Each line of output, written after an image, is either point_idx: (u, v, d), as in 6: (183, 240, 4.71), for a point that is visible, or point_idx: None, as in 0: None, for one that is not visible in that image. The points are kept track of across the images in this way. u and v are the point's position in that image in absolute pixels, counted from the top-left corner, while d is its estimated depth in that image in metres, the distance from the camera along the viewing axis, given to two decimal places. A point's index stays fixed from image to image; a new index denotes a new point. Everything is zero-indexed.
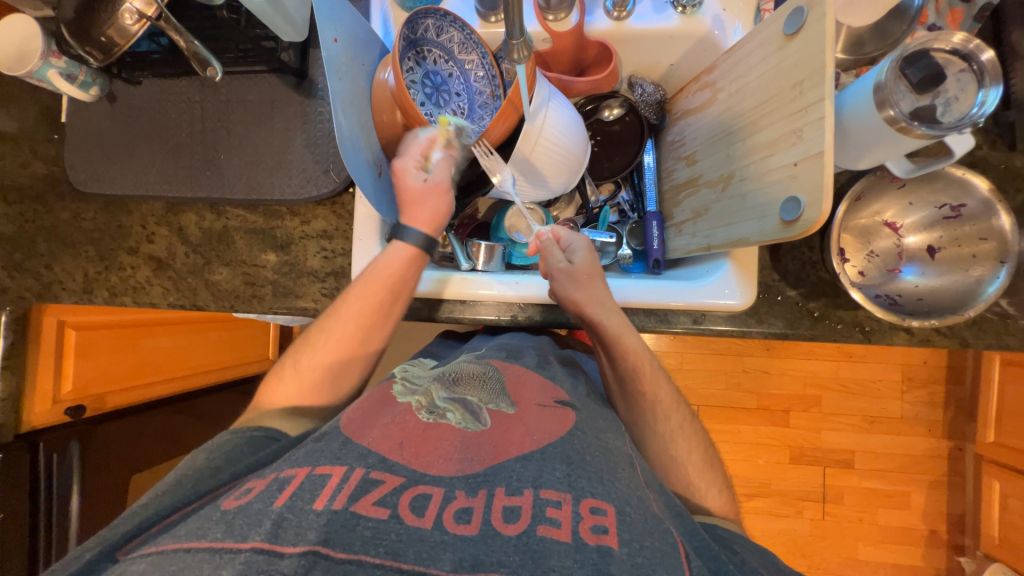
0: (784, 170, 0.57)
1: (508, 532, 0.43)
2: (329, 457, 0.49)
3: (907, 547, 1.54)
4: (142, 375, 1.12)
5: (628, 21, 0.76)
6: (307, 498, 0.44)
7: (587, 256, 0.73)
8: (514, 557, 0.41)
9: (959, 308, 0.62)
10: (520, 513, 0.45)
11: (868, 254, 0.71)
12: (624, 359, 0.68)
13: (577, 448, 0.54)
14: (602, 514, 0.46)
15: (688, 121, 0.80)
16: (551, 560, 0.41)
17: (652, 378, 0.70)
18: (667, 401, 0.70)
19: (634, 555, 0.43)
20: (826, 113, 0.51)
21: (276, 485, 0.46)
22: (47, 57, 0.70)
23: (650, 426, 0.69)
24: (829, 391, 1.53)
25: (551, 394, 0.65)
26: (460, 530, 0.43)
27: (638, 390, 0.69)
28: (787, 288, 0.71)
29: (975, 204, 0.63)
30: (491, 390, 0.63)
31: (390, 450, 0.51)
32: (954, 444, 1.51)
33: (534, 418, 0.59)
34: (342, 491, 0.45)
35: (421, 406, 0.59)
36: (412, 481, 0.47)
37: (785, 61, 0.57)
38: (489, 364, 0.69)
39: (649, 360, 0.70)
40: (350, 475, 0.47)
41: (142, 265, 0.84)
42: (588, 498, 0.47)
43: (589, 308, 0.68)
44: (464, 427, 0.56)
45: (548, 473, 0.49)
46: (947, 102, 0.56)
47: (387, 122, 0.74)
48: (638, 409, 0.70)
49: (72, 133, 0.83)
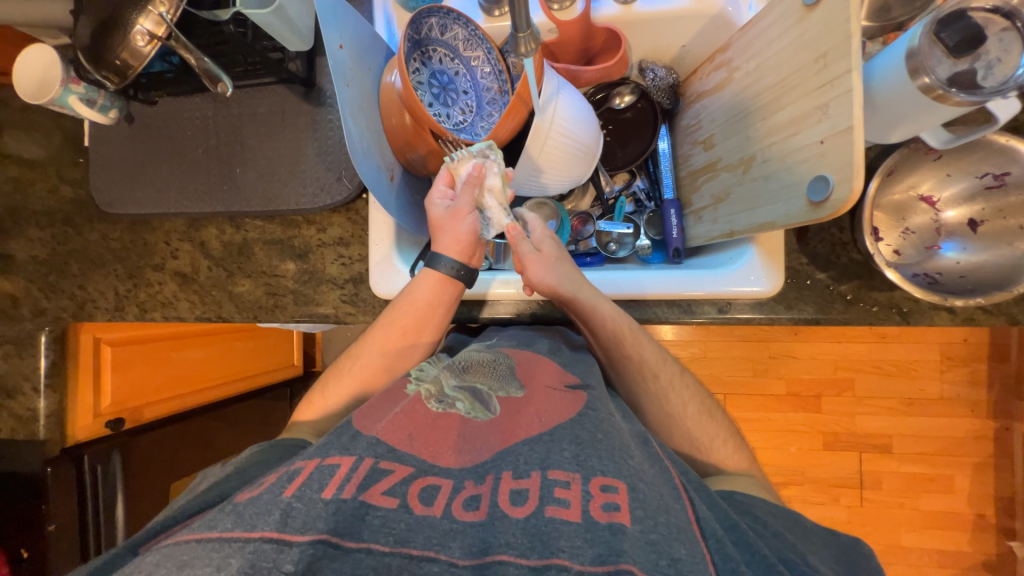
0: (810, 149, 0.54)
1: (516, 514, 0.46)
2: (337, 449, 0.52)
3: (953, 532, 1.48)
4: (176, 385, 1.17)
5: (635, 4, 0.74)
6: (316, 488, 0.46)
7: (546, 235, 0.74)
8: (522, 540, 0.43)
9: (1004, 283, 0.59)
10: (527, 496, 0.47)
11: (902, 232, 0.67)
12: (603, 327, 0.67)
13: (585, 428, 0.55)
14: (613, 491, 0.47)
15: (703, 104, 0.77)
16: (559, 541, 0.43)
17: (634, 339, 0.68)
18: (653, 359, 0.69)
19: (648, 532, 0.44)
20: (854, 85, 0.49)
21: (286, 476, 0.49)
22: (67, 84, 0.72)
23: (643, 385, 0.69)
24: (863, 374, 1.47)
25: (561, 377, 0.65)
26: (468, 517, 0.46)
27: (622, 354, 0.68)
28: (816, 271, 0.69)
29: (1020, 172, 0.59)
30: (501, 376, 0.64)
31: (399, 440, 0.53)
32: (1001, 424, 1.44)
33: (546, 402, 0.59)
34: (350, 481, 0.47)
35: (431, 394, 0.60)
36: (420, 472, 0.50)
37: (806, 33, 0.55)
38: (499, 351, 0.69)
39: (627, 322, 0.69)
40: (358, 465, 0.49)
41: (169, 281, 0.86)
42: (597, 477, 0.49)
43: (565, 287, 0.68)
44: (476, 417, 0.58)
45: (556, 454, 0.51)
46: (988, 65, 0.52)
47: (396, 125, 0.74)
48: (629, 373, 0.69)
49: (95, 156, 0.85)
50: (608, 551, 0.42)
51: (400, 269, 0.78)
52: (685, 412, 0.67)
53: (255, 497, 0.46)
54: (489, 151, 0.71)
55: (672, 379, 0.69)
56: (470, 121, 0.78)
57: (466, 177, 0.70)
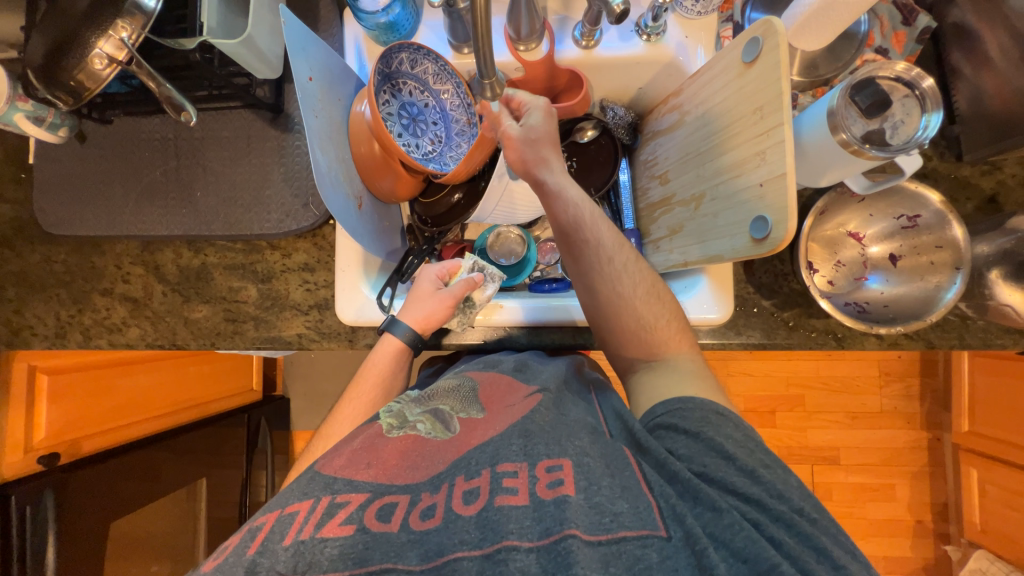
0: (751, 191, 0.60)
1: (468, 513, 0.46)
2: (298, 494, 0.49)
3: (896, 538, 1.58)
4: (122, 417, 1.08)
5: (596, 49, 0.79)
6: (278, 538, 0.45)
7: (542, 118, 0.67)
8: (474, 534, 0.45)
9: (920, 313, 0.67)
10: (478, 493, 0.48)
11: (835, 264, 0.75)
12: (563, 209, 0.67)
13: (537, 421, 0.56)
14: (557, 469, 0.49)
15: (658, 142, 0.83)
16: (508, 525, 0.45)
17: (592, 220, 0.67)
18: (609, 242, 0.67)
19: (592, 497, 0.47)
20: (786, 137, 0.54)
21: (249, 535, 0.46)
22: (13, 101, 0.68)
23: (598, 271, 0.67)
24: (812, 390, 1.56)
25: (521, 388, 0.63)
26: (425, 525, 0.46)
27: (580, 238, 0.67)
28: (761, 299, 0.74)
29: (930, 215, 0.67)
30: (465, 398, 0.62)
31: (357, 471, 0.51)
32: (933, 435, 1.56)
33: (501, 416, 0.58)
34: (309, 521, 0.46)
35: (392, 424, 0.57)
36: (377, 494, 0.49)
37: (746, 87, 0.60)
38: (464, 375, 0.68)
39: (590, 206, 0.67)
40: (316, 506, 0.47)
41: (118, 306, 0.82)
42: (543, 461, 0.51)
43: (533, 171, 0.67)
44: (433, 437, 0.56)
45: (505, 449, 0.52)
46: (895, 125, 0.61)
47: (365, 153, 0.74)
48: (585, 257, 0.67)
49: (39, 175, 0.81)
50: (552, 522, 0.45)
51: (368, 296, 0.78)
52: (635, 299, 0.66)
53: (220, 563, 0.44)
54: (485, 264, 0.80)
55: (629, 264, 0.67)
56: (439, 151, 0.82)
57: (464, 278, 0.76)
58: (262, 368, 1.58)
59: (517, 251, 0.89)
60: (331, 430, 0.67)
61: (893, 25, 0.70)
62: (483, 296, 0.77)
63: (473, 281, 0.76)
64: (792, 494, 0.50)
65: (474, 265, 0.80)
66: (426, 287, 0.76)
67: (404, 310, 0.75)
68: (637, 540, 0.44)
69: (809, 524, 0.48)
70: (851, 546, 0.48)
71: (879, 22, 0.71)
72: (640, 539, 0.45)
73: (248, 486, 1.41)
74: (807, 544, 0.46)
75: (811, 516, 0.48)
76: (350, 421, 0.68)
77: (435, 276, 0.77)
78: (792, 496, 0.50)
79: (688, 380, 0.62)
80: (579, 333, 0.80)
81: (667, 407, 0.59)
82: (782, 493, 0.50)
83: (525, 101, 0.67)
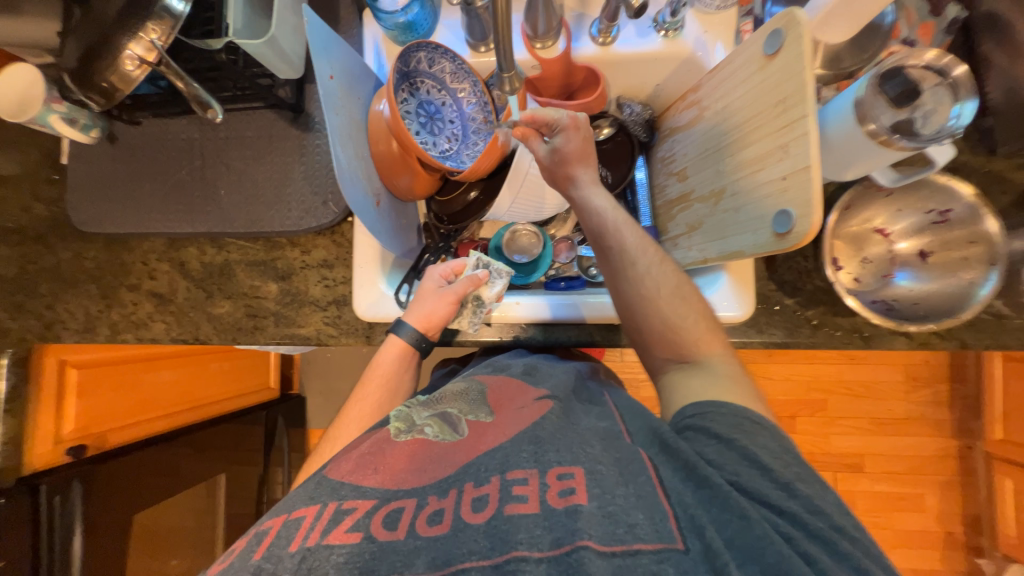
0: (773, 184, 0.58)
1: (477, 520, 0.46)
2: (305, 499, 0.49)
3: (924, 549, 1.53)
4: (144, 410, 1.10)
5: (613, 46, 0.78)
6: (283, 544, 0.45)
7: (568, 137, 0.67)
8: (483, 543, 0.43)
9: (952, 311, 0.65)
10: (487, 501, 0.47)
11: (862, 261, 0.73)
12: (588, 221, 0.68)
13: (545, 428, 0.55)
14: (569, 477, 0.48)
15: (676, 138, 0.82)
16: (517, 534, 0.44)
17: (616, 230, 0.67)
18: (637, 247, 0.66)
19: (605, 505, 0.46)
20: (810, 129, 0.53)
21: (255, 540, 0.46)
22: (48, 103, 0.71)
23: (625, 274, 0.66)
24: (834, 395, 1.52)
25: (531, 392, 0.63)
26: (433, 532, 0.45)
27: (606, 245, 0.67)
28: (784, 297, 0.73)
29: (962, 209, 0.65)
30: (472, 401, 0.63)
31: (365, 477, 0.50)
32: (964, 443, 1.50)
33: (512, 417, 0.58)
34: (315, 529, 0.46)
35: (399, 429, 0.58)
36: (384, 501, 0.48)
37: (768, 80, 0.59)
38: (472, 379, 0.68)
39: (616, 216, 0.67)
40: (322, 512, 0.47)
41: (145, 301, 0.85)
42: (553, 468, 0.49)
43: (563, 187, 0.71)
44: (443, 440, 0.56)
45: (515, 456, 0.51)
46: (925, 115, 0.59)
47: (383, 151, 0.75)
48: (611, 263, 0.67)
49: (72, 175, 0.84)
50: (564, 532, 0.43)
51: (385, 292, 0.79)
52: (660, 302, 0.65)
53: (226, 568, 0.44)
54: (489, 260, 0.79)
55: (655, 267, 0.66)
56: (456, 149, 0.83)
57: (469, 275, 0.76)
58: (280, 365, 1.61)
59: (534, 249, 0.88)
60: (347, 429, 0.67)
61: (921, 17, 0.69)
62: (489, 292, 0.76)
63: (475, 277, 0.76)
64: (830, 510, 0.48)
65: (477, 261, 0.79)
66: (429, 285, 0.76)
67: (407, 311, 0.75)
68: (654, 554, 0.43)
69: (849, 543, 0.46)
70: (889, 565, 0.46)
71: (907, 13, 0.69)
72: (657, 553, 0.43)
73: (264, 484, 1.44)
74: (846, 565, 0.44)
75: (848, 532, 0.47)
76: (359, 422, 0.68)
77: (438, 274, 0.77)
78: (829, 511, 0.48)
79: (715, 389, 0.60)
80: (597, 330, 0.79)
81: (699, 409, 0.58)
82: (816, 508, 0.48)
83: (548, 119, 0.67)
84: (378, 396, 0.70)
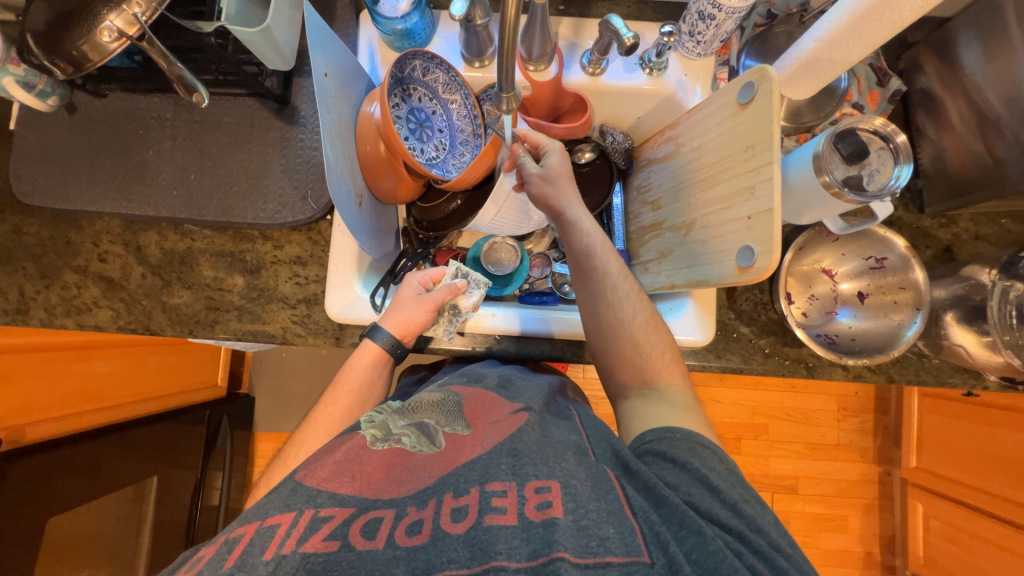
0: (739, 222, 0.63)
1: (455, 530, 0.46)
2: (278, 506, 0.48)
3: (847, 568, 1.64)
4: (69, 404, 1.01)
5: (602, 77, 0.83)
6: (256, 552, 0.43)
7: (559, 158, 0.73)
8: (462, 552, 0.44)
9: (885, 348, 0.72)
10: (467, 511, 0.48)
11: (809, 297, 0.81)
12: (576, 240, 0.71)
13: (524, 441, 0.56)
14: (546, 491, 0.49)
15: (653, 169, 0.87)
16: (496, 545, 0.44)
17: (603, 252, 0.70)
18: (617, 272, 0.70)
19: (579, 520, 0.47)
20: (774, 175, 0.58)
21: (225, 547, 0.45)
22: (4, 64, 0.66)
23: (602, 297, 0.69)
24: (776, 420, 1.63)
25: (506, 405, 0.64)
26: (411, 542, 0.45)
27: (590, 266, 0.70)
28: (741, 325, 0.78)
29: (895, 258, 0.73)
30: (448, 413, 0.62)
31: (341, 484, 0.50)
32: (884, 469, 1.64)
33: (489, 431, 0.59)
34: (290, 536, 0.45)
35: (376, 436, 0.57)
36: (361, 510, 0.48)
37: (740, 126, 0.64)
38: (448, 389, 0.68)
39: (601, 239, 0.71)
40: (299, 519, 0.46)
41: (91, 285, 0.79)
42: (532, 481, 0.50)
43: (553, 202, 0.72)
44: (420, 451, 0.55)
45: (494, 467, 0.52)
46: (871, 173, 0.66)
47: (369, 152, 0.74)
48: (592, 284, 0.70)
49: (21, 143, 0.78)
50: (541, 544, 0.44)
51: (359, 294, 0.78)
52: (633, 326, 0.68)
53: None
54: (467, 270, 0.81)
55: (630, 293, 0.69)
56: (442, 158, 0.84)
57: (447, 284, 0.77)
58: (229, 361, 1.53)
59: (512, 262, 0.90)
60: (312, 434, 0.65)
61: (869, 85, 0.78)
62: (467, 302, 0.77)
63: (455, 284, 0.77)
64: (769, 529, 0.52)
65: (456, 270, 0.80)
66: (408, 291, 0.75)
67: (384, 316, 0.74)
68: (622, 566, 0.45)
69: (785, 560, 0.50)
70: None
71: (857, 81, 0.78)
72: (626, 565, 0.45)
73: (202, 487, 1.33)
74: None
75: (786, 552, 0.50)
76: (326, 427, 0.66)
77: (417, 281, 0.77)
78: (770, 532, 0.52)
79: (676, 412, 0.64)
80: (567, 346, 0.81)
81: (656, 434, 0.61)
82: (759, 528, 0.52)
83: (542, 142, 0.75)
84: (348, 401, 0.69)
